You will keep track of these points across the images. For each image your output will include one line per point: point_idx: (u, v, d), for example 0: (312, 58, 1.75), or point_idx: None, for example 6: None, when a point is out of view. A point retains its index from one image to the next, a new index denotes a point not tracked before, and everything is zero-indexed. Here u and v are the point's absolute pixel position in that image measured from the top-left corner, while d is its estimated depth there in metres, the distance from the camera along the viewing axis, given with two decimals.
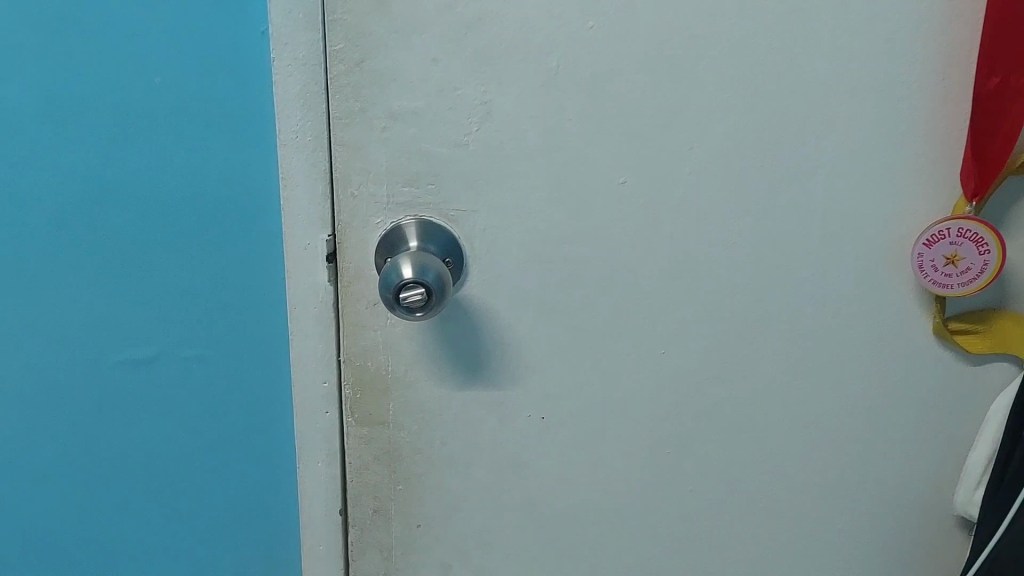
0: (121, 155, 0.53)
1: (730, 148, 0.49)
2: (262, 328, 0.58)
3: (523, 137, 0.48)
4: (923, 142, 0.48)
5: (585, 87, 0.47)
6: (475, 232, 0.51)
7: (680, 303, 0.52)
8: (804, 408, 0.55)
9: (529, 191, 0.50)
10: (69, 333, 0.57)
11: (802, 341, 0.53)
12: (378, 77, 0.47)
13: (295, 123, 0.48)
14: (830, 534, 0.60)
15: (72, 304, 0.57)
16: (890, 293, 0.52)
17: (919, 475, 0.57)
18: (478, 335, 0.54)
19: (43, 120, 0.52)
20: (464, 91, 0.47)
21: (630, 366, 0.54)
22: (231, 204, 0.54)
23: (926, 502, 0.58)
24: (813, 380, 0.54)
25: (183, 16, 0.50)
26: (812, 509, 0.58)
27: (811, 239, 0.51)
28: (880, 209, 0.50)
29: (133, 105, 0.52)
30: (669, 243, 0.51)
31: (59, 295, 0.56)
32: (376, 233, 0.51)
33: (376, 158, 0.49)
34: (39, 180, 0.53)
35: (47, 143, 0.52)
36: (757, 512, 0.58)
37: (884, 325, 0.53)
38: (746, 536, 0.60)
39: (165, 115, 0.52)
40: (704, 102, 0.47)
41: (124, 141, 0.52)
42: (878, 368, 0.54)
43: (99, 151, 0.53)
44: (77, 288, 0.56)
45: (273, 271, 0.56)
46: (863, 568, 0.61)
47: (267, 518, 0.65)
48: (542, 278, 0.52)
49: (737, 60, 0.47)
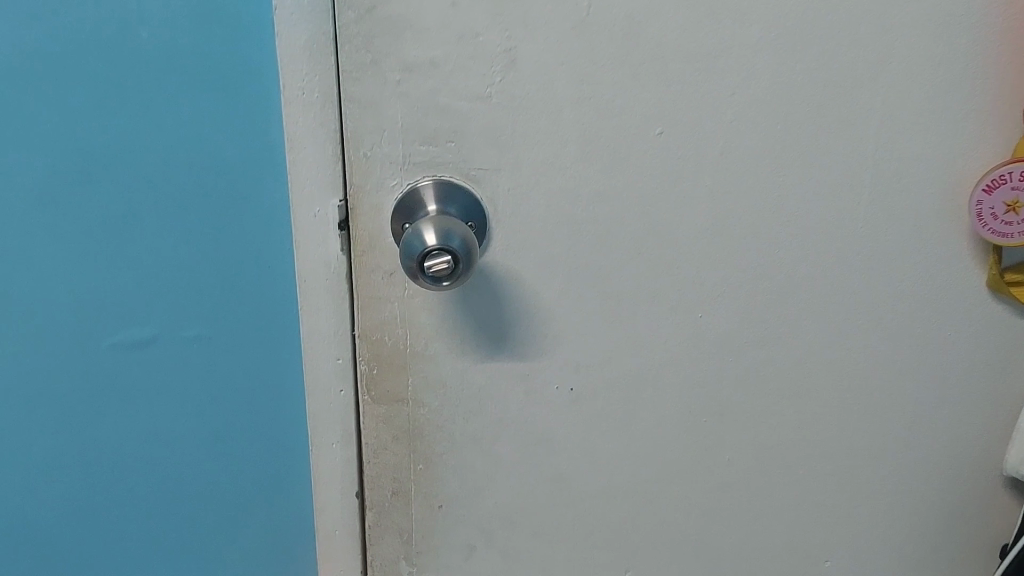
0: (107, 120, 0.48)
1: (775, 93, 0.45)
2: (267, 303, 0.54)
3: (551, 87, 0.44)
4: (981, 80, 0.45)
5: (618, 30, 0.43)
6: (500, 192, 0.47)
7: (723, 262, 0.50)
8: (846, 367, 0.53)
9: (557, 146, 0.46)
10: (55, 317, 0.53)
11: (844, 297, 0.51)
12: (391, 25, 0.43)
13: (301, 79, 0.45)
14: (872, 498, 0.57)
15: (57, 285, 0.52)
16: (938, 243, 0.49)
17: (965, 433, 0.55)
18: (502, 303, 0.50)
19: (20, 84, 0.47)
20: (486, 38, 0.43)
21: (665, 330, 0.51)
22: (232, 172, 0.50)
23: (972, 461, 0.56)
24: (858, 338, 0.52)
25: None
26: (854, 471, 0.56)
27: (856, 189, 0.48)
28: (928, 155, 0.47)
29: (116, 64, 0.47)
30: (709, 197, 0.48)
31: (43, 276, 0.52)
32: (391, 197, 0.47)
33: (390, 115, 0.45)
34: (15, 153, 0.48)
35: (25, 110, 0.48)
36: (799, 478, 0.56)
37: (930, 277, 0.50)
38: (784, 504, 0.57)
39: (153, 75, 0.47)
40: (747, 43, 0.44)
41: (112, 106, 0.48)
42: (923, 322, 0.52)
43: (81, 116, 0.48)
44: (62, 267, 0.52)
45: (279, 243, 0.52)
46: (905, 532, 0.59)
47: (278, 502, 0.61)
48: (572, 240, 0.48)
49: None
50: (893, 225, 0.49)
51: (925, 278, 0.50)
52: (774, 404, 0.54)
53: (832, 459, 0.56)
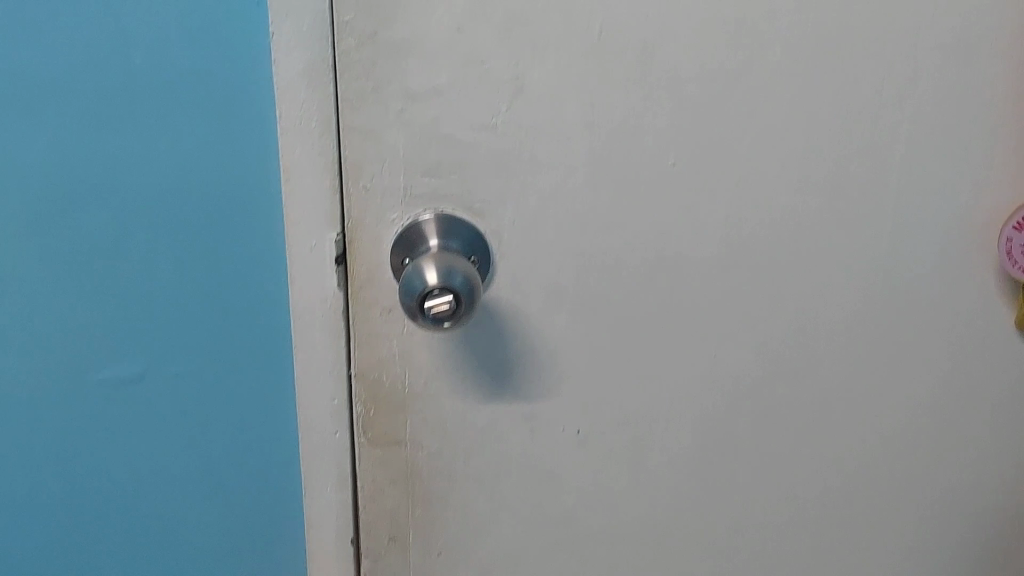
0: (94, 146, 0.46)
1: (795, 121, 0.44)
2: (261, 339, 0.51)
3: (561, 115, 0.42)
4: (998, 105, 0.45)
5: (631, 55, 0.42)
6: (504, 225, 0.45)
7: (739, 298, 0.47)
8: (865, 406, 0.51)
9: (566, 177, 0.44)
10: (38, 349, 0.51)
11: (864, 333, 0.49)
12: (395, 50, 0.41)
13: (299, 106, 0.42)
14: (890, 541, 0.55)
15: (40, 316, 0.50)
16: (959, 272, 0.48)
17: (985, 469, 0.53)
18: (506, 340, 0.48)
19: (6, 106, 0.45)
20: (493, 63, 0.41)
21: (677, 368, 0.49)
22: (226, 203, 0.48)
23: (993, 497, 0.54)
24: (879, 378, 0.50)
25: None
26: (872, 515, 0.54)
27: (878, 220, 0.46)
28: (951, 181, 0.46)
29: (104, 87, 0.45)
30: (724, 229, 0.46)
31: (26, 306, 0.49)
32: (391, 230, 0.45)
33: (391, 144, 0.43)
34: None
35: (10, 134, 0.45)
36: (815, 521, 0.54)
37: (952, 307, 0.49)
38: (800, 548, 0.55)
39: (143, 99, 0.45)
40: (765, 70, 0.42)
41: (99, 132, 0.46)
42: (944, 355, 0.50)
43: (67, 141, 0.46)
44: (46, 298, 0.49)
45: (275, 278, 0.50)
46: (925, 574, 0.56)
47: (268, 553, 0.58)
48: (580, 274, 0.46)
49: (803, 22, 0.42)
50: (914, 259, 0.47)
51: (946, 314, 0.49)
52: (791, 444, 0.51)
53: (850, 500, 0.53)
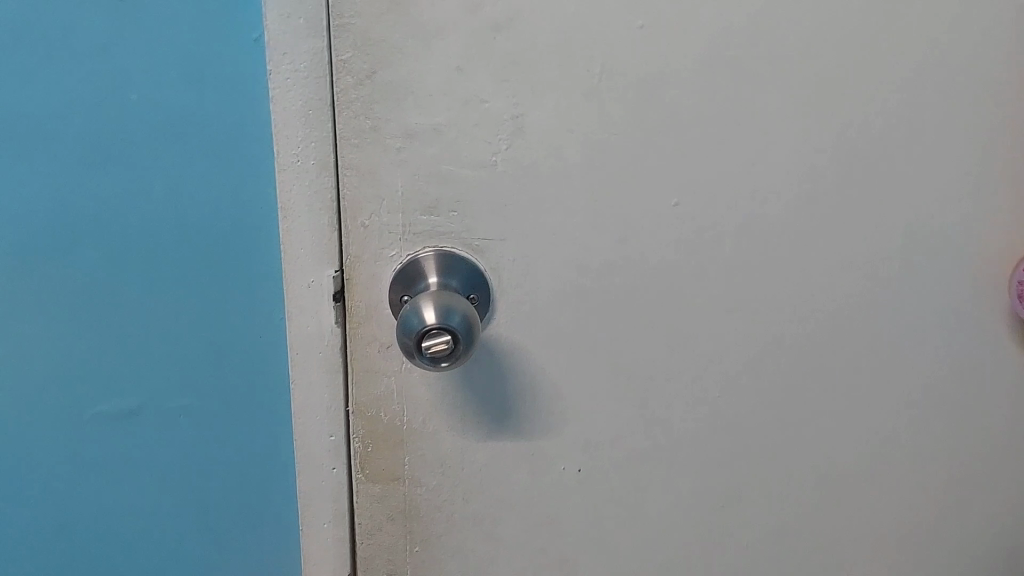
0: (89, 184, 0.46)
1: (796, 162, 0.43)
2: (258, 376, 0.51)
3: (561, 156, 0.42)
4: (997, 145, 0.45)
5: (633, 96, 0.41)
6: (504, 263, 0.44)
7: (741, 338, 0.47)
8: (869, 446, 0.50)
9: (566, 216, 0.43)
10: (35, 385, 0.50)
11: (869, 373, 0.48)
12: (392, 89, 0.40)
13: (297, 144, 0.42)
14: None
15: (37, 351, 0.50)
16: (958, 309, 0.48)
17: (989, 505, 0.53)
18: (506, 379, 0.47)
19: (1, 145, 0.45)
20: (492, 104, 0.41)
21: (679, 408, 0.48)
22: (223, 240, 0.47)
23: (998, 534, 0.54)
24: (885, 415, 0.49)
25: (158, 23, 0.43)
26: (877, 556, 0.53)
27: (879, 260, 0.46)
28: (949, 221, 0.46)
29: (100, 125, 0.45)
30: (727, 269, 0.45)
31: (23, 342, 0.49)
32: (390, 268, 0.44)
33: (390, 183, 0.42)
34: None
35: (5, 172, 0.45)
36: (820, 561, 0.53)
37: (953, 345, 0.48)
38: None
39: (139, 137, 0.45)
40: (768, 111, 0.42)
41: (93, 168, 0.45)
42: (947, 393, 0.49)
43: (63, 179, 0.46)
44: (42, 334, 0.49)
45: (272, 315, 0.50)
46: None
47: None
48: (580, 314, 0.45)
49: (805, 63, 0.41)
50: (916, 296, 0.47)
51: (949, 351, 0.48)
52: (795, 488, 0.51)
53: (855, 543, 0.52)
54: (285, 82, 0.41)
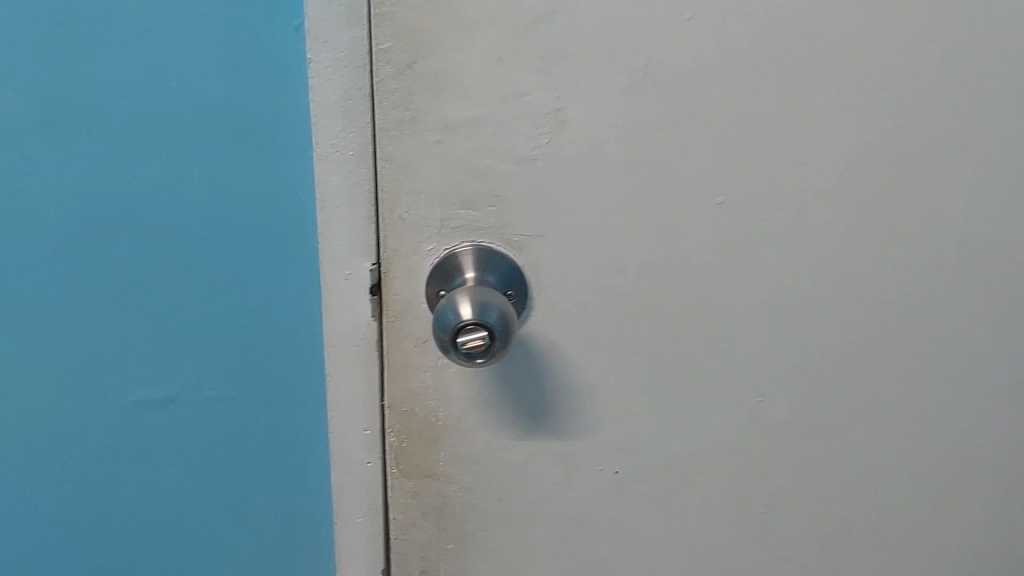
0: (130, 171, 0.46)
1: (844, 162, 0.42)
2: (294, 363, 0.51)
3: (602, 151, 0.41)
4: None
5: (677, 91, 0.40)
6: (542, 259, 0.43)
7: (785, 341, 0.46)
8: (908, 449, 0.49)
9: (606, 214, 0.42)
10: (74, 372, 0.51)
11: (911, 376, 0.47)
12: (432, 80, 0.39)
13: (336, 135, 0.41)
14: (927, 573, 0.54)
15: (76, 339, 0.50)
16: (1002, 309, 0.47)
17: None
18: (542, 377, 0.46)
19: (44, 132, 0.45)
20: (533, 96, 0.40)
21: (718, 412, 0.47)
22: (260, 228, 0.48)
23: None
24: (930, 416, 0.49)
25: (200, 11, 0.43)
26: (911, 552, 0.53)
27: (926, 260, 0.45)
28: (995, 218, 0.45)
29: (142, 113, 0.45)
30: (773, 271, 0.44)
31: (62, 330, 0.50)
32: (427, 261, 0.44)
33: (428, 175, 0.42)
34: (36, 203, 0.46)
35: (47, 160, 0.46)
36: (857, 560, 0.53)
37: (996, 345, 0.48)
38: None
39: (180, 125, 0.45)
40: (818, 108, 0.41)
41: (135, 155, 0.46)
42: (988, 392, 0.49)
43: (104, 167, 0.46)
44: (82, 321, 0.50)
45: (308, 301, 0.50)
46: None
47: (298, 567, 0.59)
48: (618, 313, 0.45)
49: (858, 59, 0.40)
50: (960, 296, 0.46)
51: (995, 356, 0.48)
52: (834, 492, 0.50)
53: (890, 541, 0.52)
54: (324, 71, 0.40)
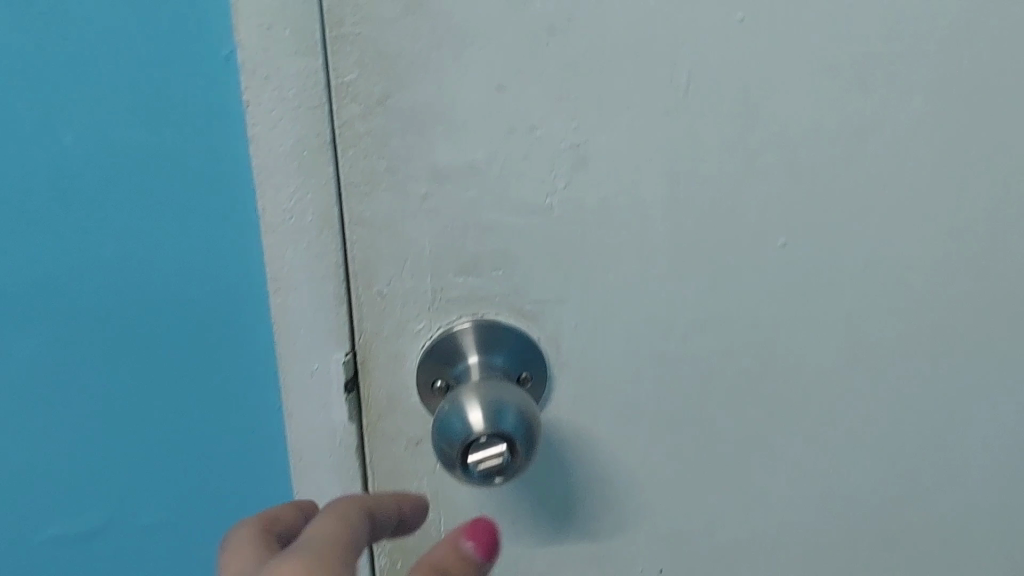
0: (29, 244, 0.37)
1: (939, 188, 0.33)
2: (245, 465, 0.42)
3: (635, 191, 0.32)
4: None
5: (729, 112, 0.31)
6: (563, 329, 0.34)
7: (869, 407, 0.36)
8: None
9: (642, 267, 0.33)
10: None
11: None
12: (411, 117, 0.30)
13: (288, 198, 0.31)
14: None
15: None
16: None
17: None
18: (569, 471, 0.37)
19: None
20: (545, 130, 0.31)
21: (787, 496, 0.38)
22: (194, 314, 0.38)
23: None
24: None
25: (116, 51, 0.34)
26: None
27: None
28: None
29: (27, 166, 0.36)
30: (845, 326, 0.35)
31: None
32: (417, 344, 0.34)
33: (414, 238, 0.32)
34: None
35: None
36: None
37: None
38: None
39: (79, 179, 0.36)
40: (903, 117, 0.32)
41: (30, 221, 0.37)
42: None
43: None
44: None
45: (257, 390, 0.40)
46: None
47: None
48: (660, 387, 0.35)
49: (953, 55, 0.31)
50: None
51: None
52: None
53: None
54: (270, 115, 0.30)
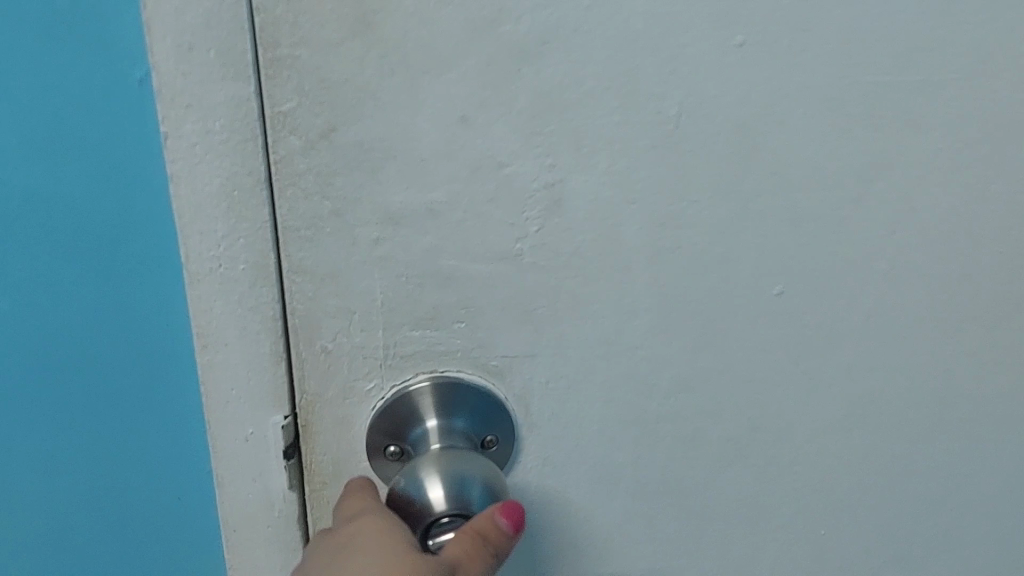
0: None
1: (951, 232, 0.30)
2: (176, 523, 0.37)
3: (615, 237, 0.28)
4: None
5: (723, 149, 0.27)
6: (533, 389, 0.30)
7: (867, 468, 0.33)
8: None
9: (622, 319, 0.29)
10: None
11: None
12: (359, 153, 0.26)
13: (215, 244, 0.27)
14: None
15: None
16: None
17: None
18: (538, 540, 0.33)
19: None
20: (515, 168, 0.27)
21: (776, 562, 0.34)
22: (119, 367, 0.34)
23: None
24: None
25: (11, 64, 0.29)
26: None
27: None
28: None
29: None
30: (845, 380, 0.31)
31: None
32: (368, 405, 0.30)
33: (362, 289, 0.28)
34: None
35: None
36: None
37: None
38: None
39: None
40: (918, 154, 0.28)
41: None
42: None
43: None
44: None
45: (189, 439, 0.35)
46: None
47: None
48: (640, 450, 0.31)
49: (974, 88, 0.27)
50: None
51: None
52: None
53: None
54: (193, 149, 0.25)
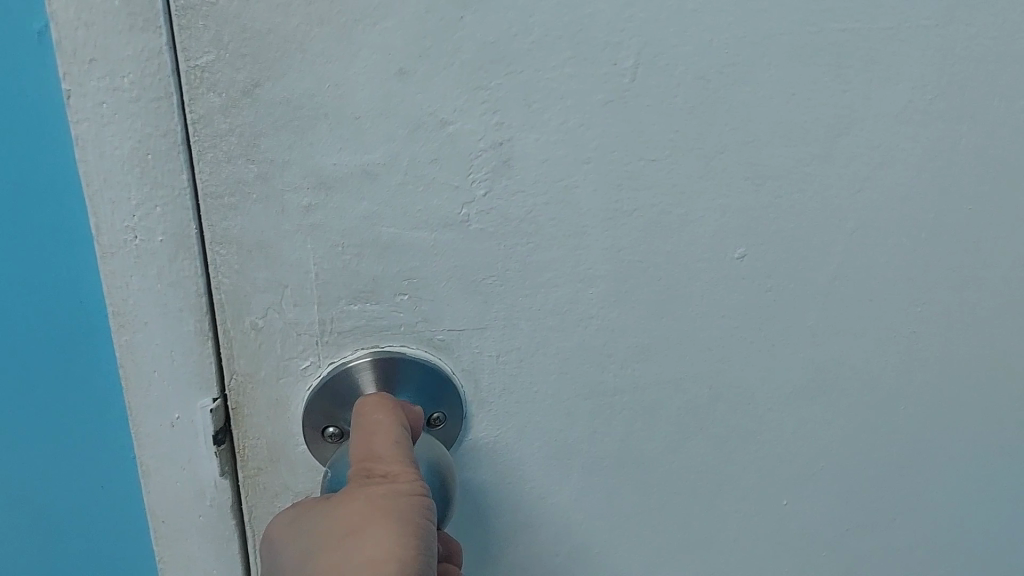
0: None
1: (918, 189, 0.28)
2: (92, 502, 0.34)
3: (567, 197, 0.26)
4: None
5: (682, 103, 0.25)
6: (483, 363, 0.28)
7: (828, 432, 0.32)
8: (979, 543, 0.36)
9: (577, 287, 0.27)
10: None
11: (988, 458, 0.34)
12: (286, 110, 0.23)
13: (129, 214, 0.24)
14: None
15: None
16: None
17: None
18: (490, 521, 0.31)
19: None
20: (459, 126, 0.24)
21: (735, 530, 0.33)
22: (30, 341, 0.31)
23: None
24: (1006, 498, 0.36)
25: None
26: None
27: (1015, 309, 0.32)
28: None
29: None
30: (807, 345, 0.30)
31: None
32: (304, 385, 0.28)
33: (294, 259, 0.26)
34: None
35: None
36: None
37: None
38: None
39: None
40: (886, 107, 0.27)
41: None
42: None
43: None
44: None
45: (103, 418, 0.32)
46: None
47: None
48: (595, 424, 0.30)
49: (944, 35, 0.26)
50: None
51: None
52: None
53: None
54: (101, 108, 0.23)
